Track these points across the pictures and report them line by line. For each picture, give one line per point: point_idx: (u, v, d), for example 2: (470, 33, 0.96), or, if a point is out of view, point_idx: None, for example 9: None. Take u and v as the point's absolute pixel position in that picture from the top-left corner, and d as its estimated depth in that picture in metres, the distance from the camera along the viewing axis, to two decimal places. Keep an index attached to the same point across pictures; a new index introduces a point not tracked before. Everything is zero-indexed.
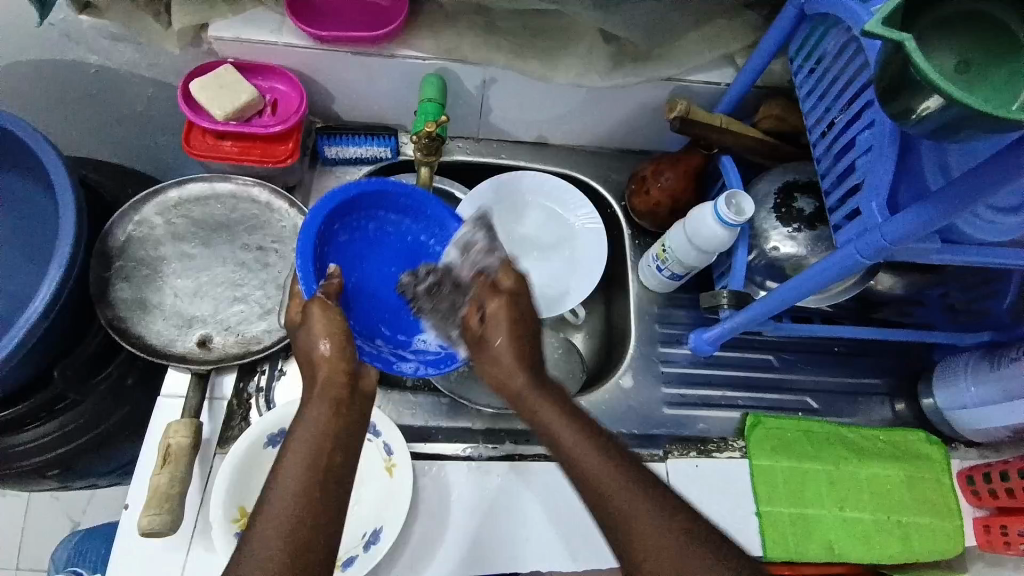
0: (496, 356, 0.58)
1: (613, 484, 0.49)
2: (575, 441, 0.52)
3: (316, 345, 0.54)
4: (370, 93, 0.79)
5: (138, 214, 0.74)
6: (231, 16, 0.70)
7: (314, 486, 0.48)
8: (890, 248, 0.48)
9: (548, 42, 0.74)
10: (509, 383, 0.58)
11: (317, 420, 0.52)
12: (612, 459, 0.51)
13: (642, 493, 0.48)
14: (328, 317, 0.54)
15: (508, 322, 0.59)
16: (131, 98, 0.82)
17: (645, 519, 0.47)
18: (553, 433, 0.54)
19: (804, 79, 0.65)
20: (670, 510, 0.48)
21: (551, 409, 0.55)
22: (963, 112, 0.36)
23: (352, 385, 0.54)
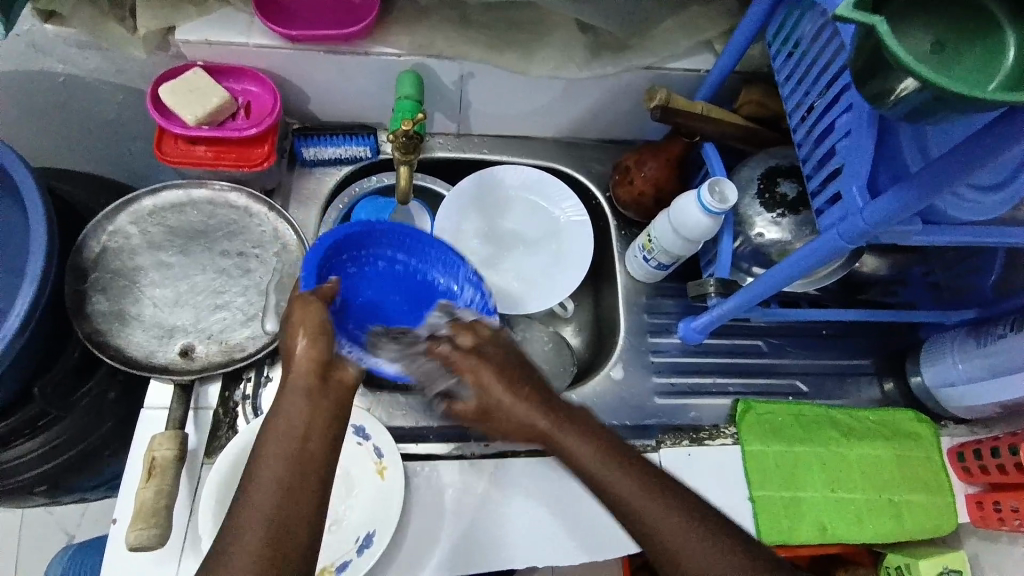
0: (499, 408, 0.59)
1: (641, 502, 0.52)
2: (601, 466, 0.55)
3: (292, 340, 0.53)
4: (346, 92, 0.78)
5: (112, 224, 0.73)
6: (198, 18, 0.68)
7: (287, 482, 0.47)
8: (871, 232, 0.48)
9: (525, 34, 0.74)
10: (522, 427, 0.59)
11: (290, 412, 0.50)
12: (638, 480, 0.53)
13: (666, 505, 0.52)
14: (302, 313, 0.53)
15: (496, 381, 0.59)
16: (100, 106, 0.80)
17: (674, 530, 0.51)
18: (580, 463, 0.55)
19: (782, 63, 0.64)
20: (687, 517, 0.51)
21: (575, 439, 0.56)
22: (939, 94, 0.35)
23: (324, 373, 0.52)
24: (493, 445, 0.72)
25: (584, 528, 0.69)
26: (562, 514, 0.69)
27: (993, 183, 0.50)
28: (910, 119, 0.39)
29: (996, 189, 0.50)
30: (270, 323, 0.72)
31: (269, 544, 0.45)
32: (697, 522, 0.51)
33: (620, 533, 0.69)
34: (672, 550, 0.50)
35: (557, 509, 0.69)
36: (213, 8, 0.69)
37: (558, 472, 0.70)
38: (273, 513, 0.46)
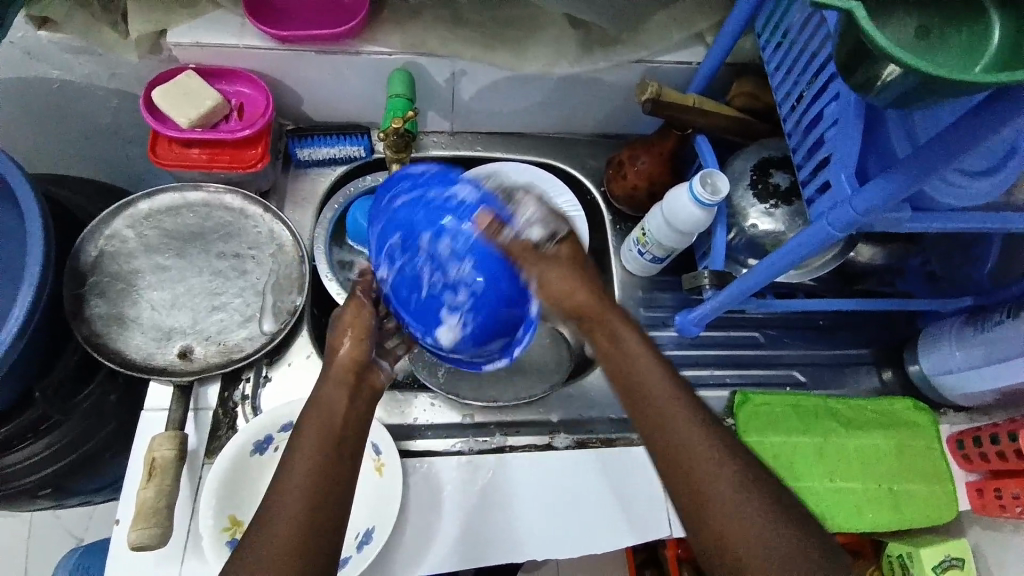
0: (558, 277, 0.54)
1: (669, 407, 0.49)
2: (643, 361, 0.52)
3: (338, 340, 0.55)
4: (339, 92, 0.78)
5: (109, 228, 0.74)
6: (190, 21, 0.69)
7: (323, 472, 0.48)
8: (861, 220, 0.48)
9: (516, 30, 0.74)
10: (578, 298, 0.54)
11: (329, 404, 0.51)
12: (674, 386, 0.50)
13: (691, 417, 0.49)
14: (351, 312, 0.56)
15: (575, 257, 0.56)
16: (96, 111, 0.81)
17: (690, 438, 0.48)
18: (620, 351, 0.52)
19: (771, 53, 0.64)
20: (706, 431, 0.48)
21: (627, 332, 0.53)
22: (925, 79, 0.35)
23: (364, 372, 0.54)
24: (490, 440, 0.73)
25: (583, 522, 0.69)
26: (562, 506, 0.69)
27: (982, 169, 0.51)
28: (897, 105, 0.39)
29: (984, 175, 0.50)
30: (267, 324, 0.72)
31: (301, 531, 0.45)
32: (714, 435, 0.48)
33: (618, 526, 0.69)
34: (682, 454, 0.48)
35: (556, 502, 0.69)
36: (205, 10, 0.69)
37: (556, 465, 0.71)
38: (304, 502, 0.46)
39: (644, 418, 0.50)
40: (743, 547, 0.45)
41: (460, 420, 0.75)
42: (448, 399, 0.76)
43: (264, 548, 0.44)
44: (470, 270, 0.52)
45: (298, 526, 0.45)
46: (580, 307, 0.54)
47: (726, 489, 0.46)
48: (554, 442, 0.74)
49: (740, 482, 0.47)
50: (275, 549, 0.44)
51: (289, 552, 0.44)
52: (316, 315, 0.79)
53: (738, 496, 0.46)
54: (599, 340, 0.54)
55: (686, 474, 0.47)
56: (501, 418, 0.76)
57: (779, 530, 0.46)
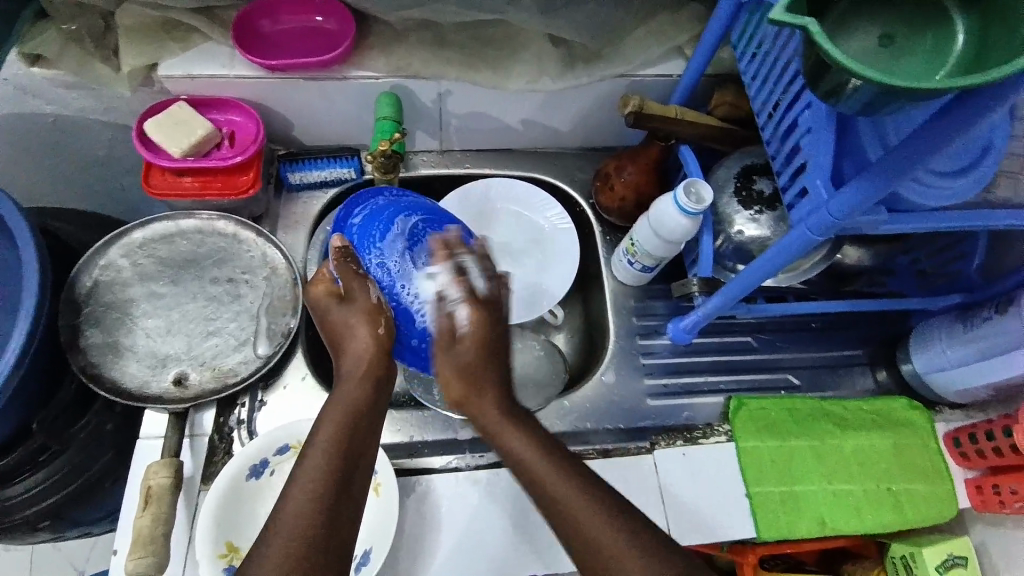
0: (446, 366, 0.54)
1: (587, 523, 0.48)
2: (546, 471, 0.50)
3: (350, 325, 0.55)
4: (329, 117, 0.80)
5: (103, 258, 0.74)
6: (180, 53, 0.71)
7: (336, 468, 0.48)
8: (839, 224, 0.49)
9: (497, 50, 0.75)
10: (464, 394, 0.54)
11: (350, 401, 0.52)
12: (597, 506, 0.48)
13: (603, 518, 0.48)
14: (366, 296, 0.56)
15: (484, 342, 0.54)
16: (90, 143, 0.82)
17: (605, 539, 0.47)
18: (523, 462, 0.51)
19: (747, 64, 0.66)
20: (629, 532, 0.47)
21: (518, 431, 0.53)
22: (889, 87, 0.36)
23: (384, 366, 0.54)
24: (487, 455, 0.74)
25: None
26: None
27: (956, 168, 0.52)
28: (866, 111, 0.40)
29: (958, 175, 0.52)
30: (262, 347, 0.73)
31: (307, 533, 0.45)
32: (631, 534, 0.47)
33: None
34: (607, 568, 0.46)
35: None
36: (195, 42, 0.71)
37: None
38: (318, 497, 0.46)
39: (568, 536, 0.49)
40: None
41: (456, 436, 0.76)
42: (445, 415, 0.76)
43: (274, 539, 0.44)
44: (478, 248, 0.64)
45: (309, 519, 0.45)
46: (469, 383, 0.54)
47: (634, 566, 0.46)
48: None
49: (643, 560, 0.46)
50: (281, 546, 0.44)
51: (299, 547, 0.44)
52: (312, 336, 0.79)
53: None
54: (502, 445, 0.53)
55: (597, 562, 0.47)
56: None
57: None
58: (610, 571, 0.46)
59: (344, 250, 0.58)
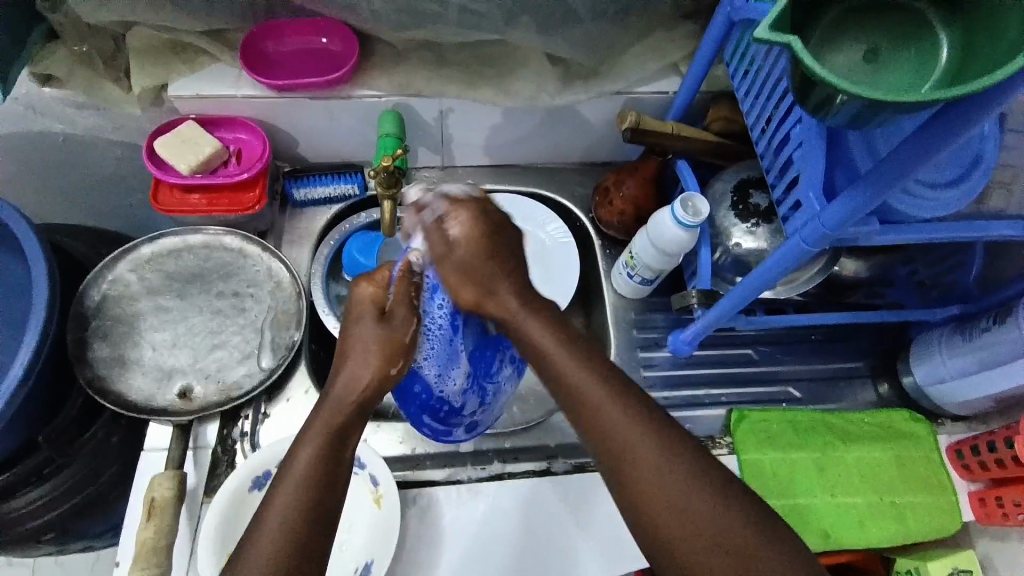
0: (451, 268, 0.55)
1: (607, 411, 0.48)
2: (560, 352, 0.50)
3: (367, 352, 0.54)
4: (333, 135, 0.81)
5: (111, 273, 0.76)
6: (189, 74, 0.73)
7: (315, 484, 0.47)
8: (832, 235, 0.50)
9: (497, 69, 0.77)
10: (475, 296, 0.55)
11: (331, 417, 0.51)
12: (618, 390, 0.49)
13: (615, 398, 0.48)
14: (403, 324, 0.56)
15: (477, 238, 0.55)
16: (100, 161, 0.85)
17: (622, 425, 0.47)
18: (538, 346, 0.51)
19: (740, 81, 0.68)
20: (644, 421, 0.47)
21: (535, 318, 0.53)
22: (873, 100, 0.38)
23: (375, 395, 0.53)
24: (489, 467, 0.75)
25: (579, 550, 0.68)
26: (559, 532, 0.69)
27: (947, 180, 0.53)
28: (854, 124, 0.42)
29: (949, 186, 0.53)
30: (266, 360, 0.74)
31: (279, 554, 0.44)
32: (648, 421, 0.47)
33: (633, 548, 0.68)
34: (621, 456, 0.46)
35: (554, 529, 0.69)
36: (203, 64, 0.73)
37: (554, 492, 0.71)
38: (299, 511, 0.46)
39: (582, 419, 0.49)
40: (685, 547, 0.44)
41: (459, 447, 0.75)
42: None
43: (254, 554, 0.44)
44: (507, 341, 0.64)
45: (284, 538, 0.45)
46: (473, 280, 0.54)
47: (650, 453, 0.46)
48: (553, 467, 0.75)
49: (658, 445, 0.46)
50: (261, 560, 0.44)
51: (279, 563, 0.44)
52: (315, 350, 0.80)
53: (680, 485, 0.45)
54: (511, 324, 0.54)
55: (613, 446, 0.47)
56: (499, 445, 0.76)
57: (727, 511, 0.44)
58: (625, 455, 0.46)
59: (414, 270, 0.59)
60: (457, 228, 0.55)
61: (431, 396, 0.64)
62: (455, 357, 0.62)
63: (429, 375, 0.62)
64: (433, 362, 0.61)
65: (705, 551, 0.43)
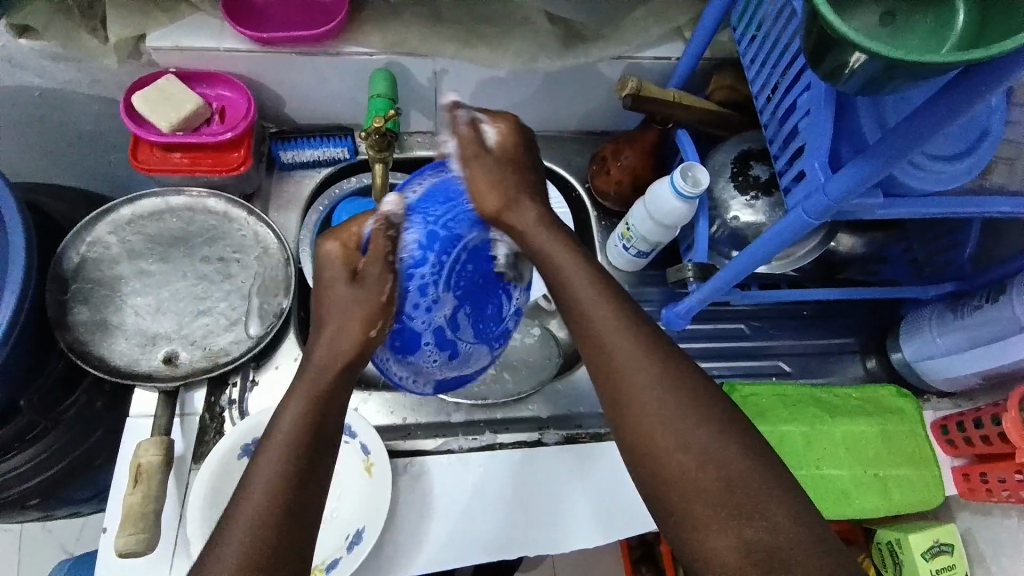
0: (479, 176, 0.51)
1: (612, 330, 0.47)
2: (576, 274, 0.50)
3: (346, 315, 0.49)
4: (322, 94, 0.78)
5: (91, 234, 0.73)
6: (169, 24, 0.69)
7: (300, 444, 0.46)
8: (835, 207, 0.49)
9: (494, 28, 0.74)
10: (500, 202, 0.51)
11: (309, 393, 0.47)
12: (623, 311, 0.48)
13: (621, 316, 0.48)
14: (378, 284, 0.49)
15: (512, 147, 0.54)
16: (76, 118, 0.80)
17: (627, 344, 0.47)
18: (554, 264, 0.50)
19: (747, 46, 0.65)
20: (649, 345, 0.47)
21: (549, 234, 0.51)
22: (891, 64, 0.36)
23: (350, 363, 0.49)
24: (480, 438, 0.75)
25: (570, 517, 0.69)
26: (550, 500, 0.70)
27: (954, 153, 0.52)
28: (865, 91, 0.40)
29: (955, 159, 0.52)
30: (253, 327, 0.72)
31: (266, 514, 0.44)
32: (653, 344, 0.47)
33: (627, 515, 0.69)
34: (621, 373, 0.47)
35: (544, 498, 0.70)
36: (183, 14, 0.69)
37: (546, 461, 0.71)
38: (274, 494, 0.45)
39: (588, 337, 0.48)
40: (679, 487, 0.44)
41: (449, 417, 0.76)
42: (439, 398, 0.76)
43: (233, 528, 0.44)
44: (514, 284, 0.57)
45: (273, 494, 0.45)
46: (502, 195, 0.51)
47: (650, 374, 0.46)
48: (544, 438, 0.75)
49: (660, 370, 0.46)
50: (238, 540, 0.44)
51: (258, 539, 0.44)
52: (305, 318, 0.78)
53: (682, 426, 0.45)
54: (525, 247, 0.52)
55: (614, 365, 0.47)
56: (490, 415, 0.77)
57: (732, 453, 0.44)
58: (626, 372, 0.46)
59: (390, 222, 0.51)
60: (491, 129, 0.55)
61: (417, 364, 0.55)
62: (453, 317, 0.53)
63: (412, 343, 0.53)
64: (422, 326, 0.52)
65: (697, 484, 0.44)
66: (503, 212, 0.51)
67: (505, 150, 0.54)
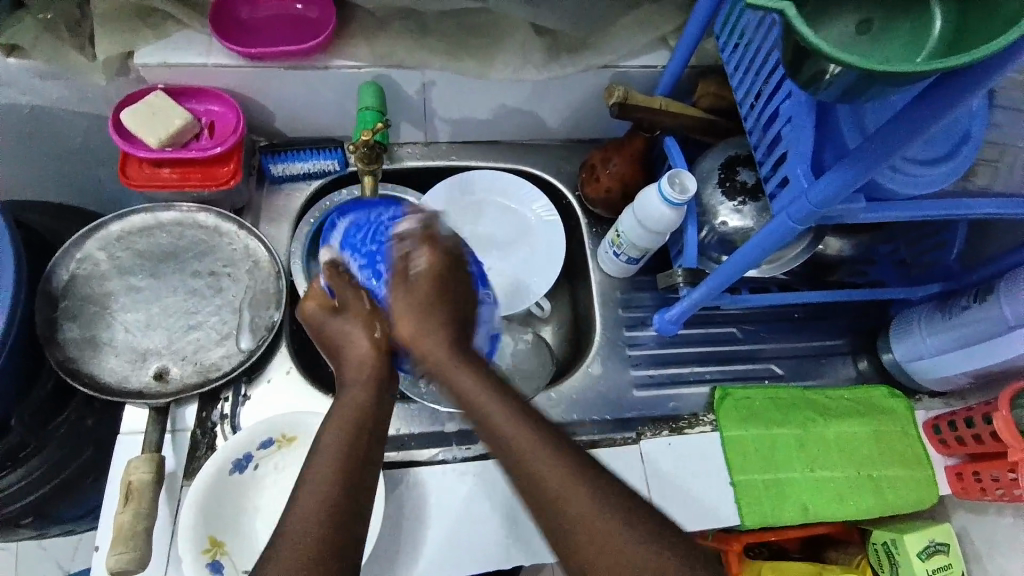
0: (413, 301, 0.54)
1: (514, 435, 0.49)
2: (473, 381, 0.51)
3: (353, 332, 0.56)
4: (311, 107, 0.78)
5: (80, 251, 0.73)
6: (156, 40, 0.69)
7: (346, 462, 0.48)
8: (819, 213, 0.50)
9: (482, 40, 0.75)
10: (416, 325, 0.54)
11: (356, 404, 0.52)
12: (521, 412, 0.50)
13: (518, 421, 0.49)
14: (360, 301, 0.57)
15: (440, 274, 0.56)
16: (65, 135, 0.80)
17: (532, 450, 0.48)
18: (456, 376, 0.52)
19: (730, 54, 0.66)
20: (550, 445, 0.48)
21: (446, 339, 0.53)
22: (869, 72, 0.36)
23: (385, 366, 0.55)
24: (474, 447, 0.74)
25: None
26: None
27: (935, 156, 0.52)
28: (845, 99, 0.41)
29: (936, 163, 0.52)
30: (244, 341, 0.72)
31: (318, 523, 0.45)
32: (552, 445, 0.48)
33: None
34: (538, 484, 0.47)
35: None
36: (171, 31, 0.70)
37: None
38: (332, 494, 0.46)
39: (499, 444, 0.49)
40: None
41: (443, 428, 0.76)
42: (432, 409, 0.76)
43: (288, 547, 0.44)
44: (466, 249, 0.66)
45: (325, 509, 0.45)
46: (421, 324, 0.53)
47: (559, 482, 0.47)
48: None
49: (569, 474, 0.47)
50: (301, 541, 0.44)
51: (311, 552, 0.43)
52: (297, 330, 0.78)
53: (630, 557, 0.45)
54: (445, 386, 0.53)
55: (528, 478, 0.48)
56: None
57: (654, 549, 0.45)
58: (542, 484, 0.47)
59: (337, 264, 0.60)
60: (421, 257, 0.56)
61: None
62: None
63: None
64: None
65: None
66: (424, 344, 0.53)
67: (444, 257, 0.56)
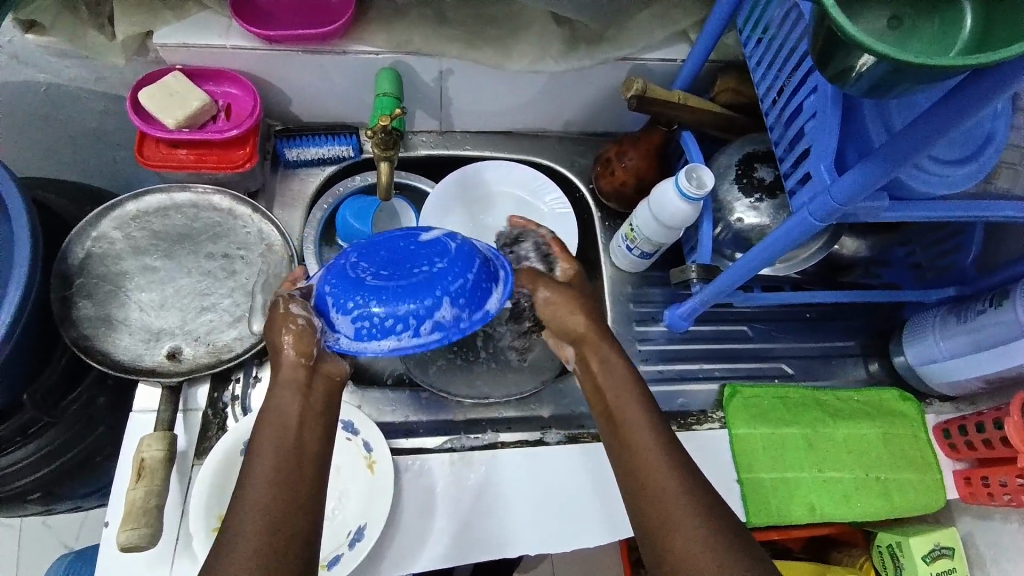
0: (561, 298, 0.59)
1: (641, 434, 0.51)
2: (624, 387, 0.54)
3: (283, 336, 0.53)
4: (328, 91, 0.78)
5: (96, 230, 0.73)
6: (175, 21, 0.69)
7: (288, 467, 0.48)
8: (840, 210, 0.49)
9: (500, 30, 0.74)
10: (585, 327, 0.58)
11: (287, 408, 0.51)
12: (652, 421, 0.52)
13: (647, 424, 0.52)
14: (278, 319, 0.54)
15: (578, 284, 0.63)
16: (81, 114, 0.80)
17: (647, 449, 0.50)
18: (607, 381, 0.55)
19: (753, 49, 0.66)
20: (664, 442, 0.51)
21: (607, 346, 0.57)
22: (897, 67, 0.36)
23: (315, 377, 0.53)
24: (482, 437, 0.73)
25: (572, 518, 0.69)
26: (553, 499, 0.70)
27: (959, 156, 0.52)
28: (872, 95, 0.40)
29: (960, 162, 0.52)
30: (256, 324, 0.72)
31: (265, 514, 0.45)
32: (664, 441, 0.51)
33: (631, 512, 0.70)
34: (643, 485, 0.49)
35: (546, 495, 0.70)
36: (190, 12, 0.70)
37: (548, 460, 0.72)
38: (271, 496, 0.46)
39: (622, 443, 0.52)
40: None
41: (452, 417, 0.76)
42: (439, 396, 0.76)
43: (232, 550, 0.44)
44: (433, 256, 0.55)
45: (269, 505, 0.46)
46: (578, 328, 0.58)
47: (667, 478, 0.49)
48: (546, 438, 0.74)
49: (680, 475, 0.49)
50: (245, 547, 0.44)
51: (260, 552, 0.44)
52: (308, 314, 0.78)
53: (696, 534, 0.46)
54: (585, 362, 0.58)
55: (641, 476, 0.49)
56: (492, 415, 0.76)
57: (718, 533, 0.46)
58: (648, 483, 0.49)
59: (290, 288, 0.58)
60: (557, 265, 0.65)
61: (420, 323, 0.53)
62: (411, 267, 0.54)
63: (384, 307, 0.53)
64: (385, 285, 0.53)
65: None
66: (587, 326, 0.58)
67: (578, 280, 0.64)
